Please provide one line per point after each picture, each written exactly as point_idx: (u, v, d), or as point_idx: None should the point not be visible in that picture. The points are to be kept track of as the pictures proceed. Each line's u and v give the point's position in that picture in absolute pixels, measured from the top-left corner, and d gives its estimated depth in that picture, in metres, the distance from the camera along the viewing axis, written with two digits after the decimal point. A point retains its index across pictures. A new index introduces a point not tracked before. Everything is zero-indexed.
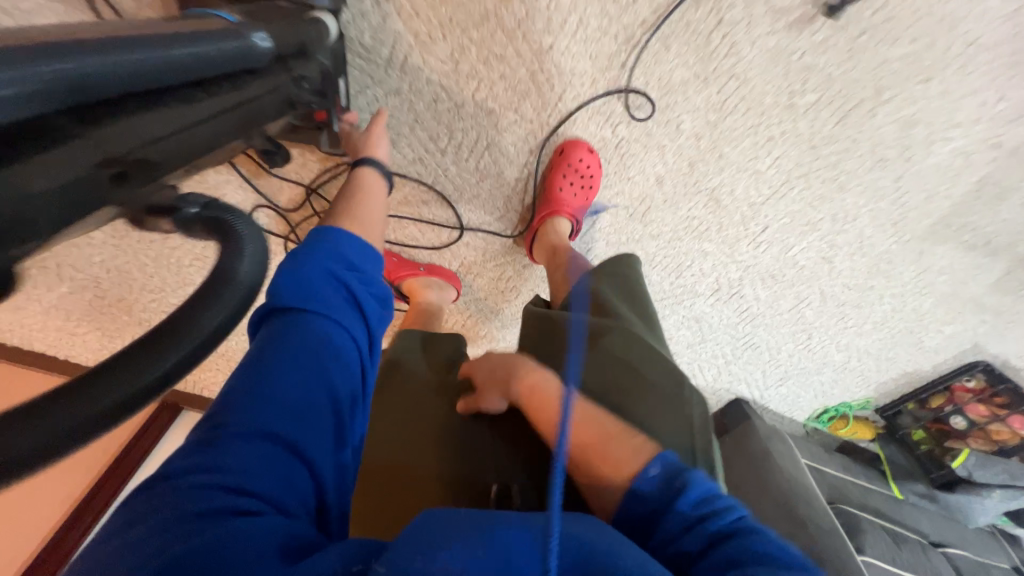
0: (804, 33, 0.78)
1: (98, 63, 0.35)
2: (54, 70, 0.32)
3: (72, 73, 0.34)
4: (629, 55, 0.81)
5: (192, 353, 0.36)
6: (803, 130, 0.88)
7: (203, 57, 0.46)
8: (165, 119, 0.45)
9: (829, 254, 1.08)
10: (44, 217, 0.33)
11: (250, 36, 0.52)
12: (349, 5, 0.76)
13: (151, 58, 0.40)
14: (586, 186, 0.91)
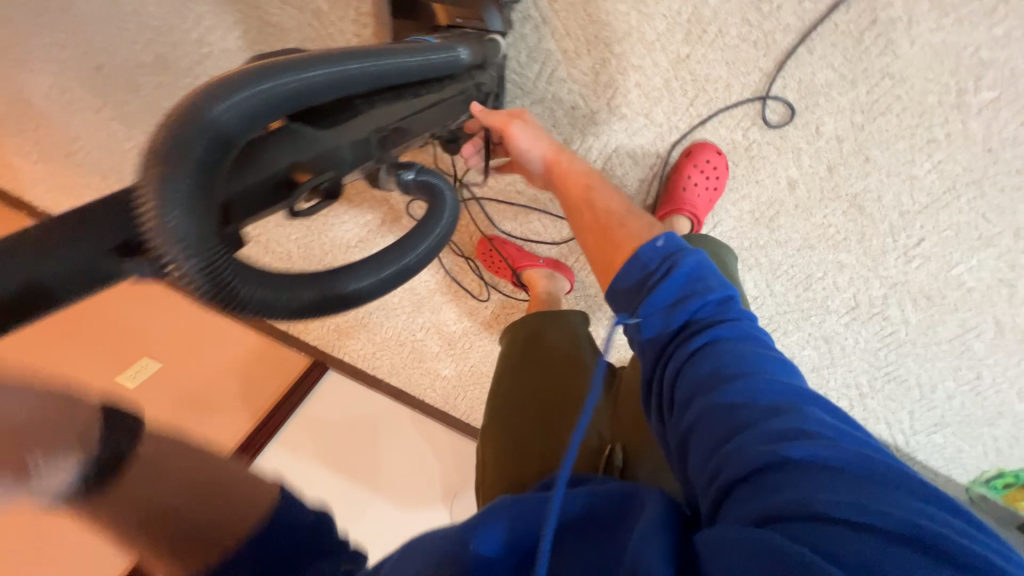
0: (977, 28, 0.74)
1: (381, 62, 0.52)
2: (358, 65, 0.49)
3: (362, 66, 0.49)
4: (767, 59, 0.83)
5: (419, 256, 0.51)
6: (976, 131, 0.80)
7: (429, 59, 0.61)
8: (407, 105, 0.61)
9: (1009, 275, 0.94)
10: (340, 162, 0.49)
11: (459, 50, 0.68)
12: (513, 31, 0.92)
13: (409, 60, 0.57)
14: (711, 187, 0.93)
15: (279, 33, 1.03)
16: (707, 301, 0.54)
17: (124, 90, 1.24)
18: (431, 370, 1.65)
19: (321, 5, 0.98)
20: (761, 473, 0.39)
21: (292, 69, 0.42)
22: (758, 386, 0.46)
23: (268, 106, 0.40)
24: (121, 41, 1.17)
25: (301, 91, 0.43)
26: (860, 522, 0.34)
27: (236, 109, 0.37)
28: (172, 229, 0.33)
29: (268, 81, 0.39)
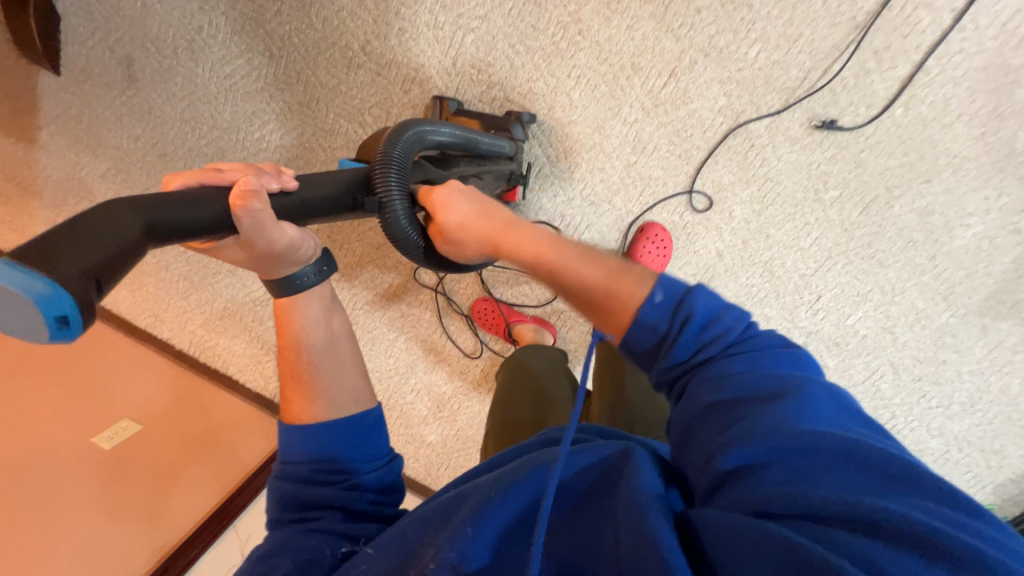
0: (816, 152, 1.12)
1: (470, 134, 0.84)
2: (458, 132, 0.80)
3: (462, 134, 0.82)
4: (689, 166, 1.19)
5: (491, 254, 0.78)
6: (833, 217, 1.16)
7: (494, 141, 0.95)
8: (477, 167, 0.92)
9: (889, 324, 1.22)
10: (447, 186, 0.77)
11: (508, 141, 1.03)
12: None
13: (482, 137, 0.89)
14: (661, 254, 1.22)
15: (329, 136, 1.34)
16: (720, 315, 0.55)
17: (179, 172, 1.47)
18: (417, 435, 1.69)
19: (365, 117, 1.30)
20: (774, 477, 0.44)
21: (432, 126, 0.73)
22: (770, 391, 0.49)
23: (420, 141, 0.69)
24: (187, 136, 1.44)
25: (432, 137, 0.72)
26: (847, 509, 0.40)
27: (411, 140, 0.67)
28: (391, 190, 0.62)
29: (421, 129, 0.70)
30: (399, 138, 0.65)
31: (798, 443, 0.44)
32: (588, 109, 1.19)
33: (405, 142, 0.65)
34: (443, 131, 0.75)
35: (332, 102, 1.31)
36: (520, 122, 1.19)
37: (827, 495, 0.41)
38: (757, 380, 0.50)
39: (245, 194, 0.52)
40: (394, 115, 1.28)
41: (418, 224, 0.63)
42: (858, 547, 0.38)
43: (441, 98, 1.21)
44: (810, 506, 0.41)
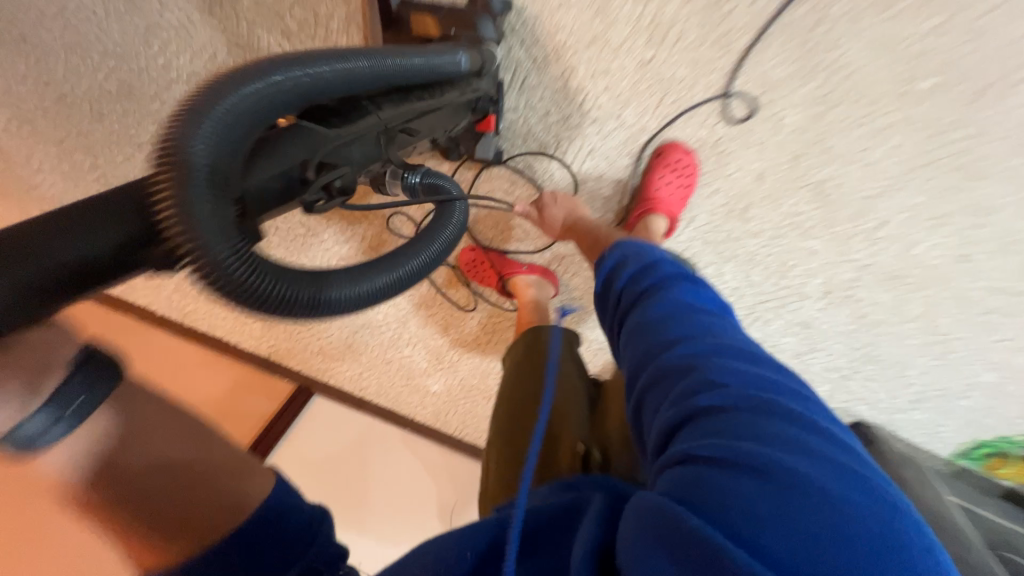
0: (915, 20, 0.80)
1: (389, 63, 0.60)
2: (365, 62, 0.57)
3: (366, 67, 0.56)
4: (728, 58, 0.87)
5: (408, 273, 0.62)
6: (922, 116, 0.86)
7: (432, 59, 0.67)
8: (410, 106, 0.67)
9: (967, 251, 0.98)
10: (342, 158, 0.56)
11: (460, 53, 0.73)
12: None
13: (412, 61, 0.63)
14: (684, 185, 0.96)
15: (248, 54, 1.03)
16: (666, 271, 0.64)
17: (88, 118, 1.21)
18: (420, 386, 1.62)
19: (288, 23, 0.97)
20: (697, 392, 0.46)
21: (292, 67, 0.48)
22: (705, 331, 0.54)
23: (275, 99, 0.47)
24: (81, 70, 1.14)
25: (308, 89, 0.50)
26: (754, 434, 0.42)
27: (241, 109, 0.43)
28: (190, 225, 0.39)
29: (277, 78, 0.46)
30: (222, 103, 0.42)
31: (719, 370, 0.48)
32: None
33: (229, 121, 0.42)
34: (331, 73, 0.52)
35: (241, 5, 0.98)
36: (490, 13, 0.86)
37: (738, 415, 0.43)
38: (693, 319, 0.56)
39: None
40: (324, 16, 0.95)
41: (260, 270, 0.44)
42: (750, 461, 0.39)
43: None
44: (721, 431, 0.42)
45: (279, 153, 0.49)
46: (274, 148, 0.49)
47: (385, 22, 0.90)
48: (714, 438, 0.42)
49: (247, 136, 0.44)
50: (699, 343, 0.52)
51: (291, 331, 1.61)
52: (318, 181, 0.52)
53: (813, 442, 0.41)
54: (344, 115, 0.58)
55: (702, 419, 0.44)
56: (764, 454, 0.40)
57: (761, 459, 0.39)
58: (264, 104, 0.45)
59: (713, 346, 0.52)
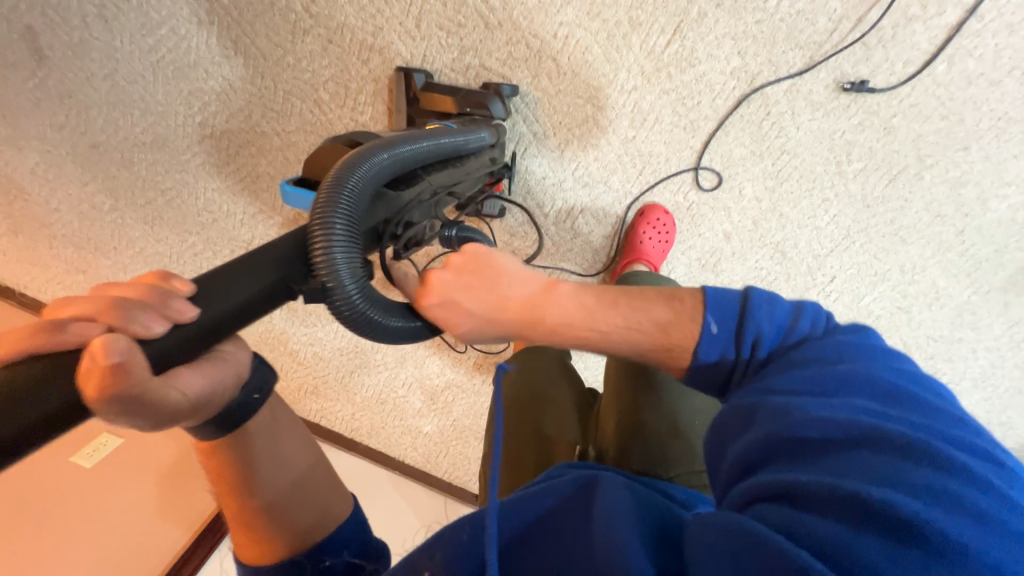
0: (841, 118, 0.97)
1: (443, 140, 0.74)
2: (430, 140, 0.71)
3: (426, 145, 0.68)
4: (696, 139, 1.04)
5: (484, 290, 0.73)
6: (855, 191, 1.03)
7: (467, 138, 0.82)
8: (453, 173, 0.79)
9: (905, 304, 1.13)
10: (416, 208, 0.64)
11: (484, 132, 0.90)
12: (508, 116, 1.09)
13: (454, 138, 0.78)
14: (664, 240, 1.11)
15: (281, 117, 1.16)
16: (784, 317, 0.60)
17: (117, 165, 1.30)
18: (412, 427, 1.64)
19: (321, 94, 1.12)
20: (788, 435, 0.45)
21: (390, 148, 0.60)
22: (829, 377, 0.50)
23: (383, 165, 0.58)
24: (120, 123, 1.25)
25: (401, 155, 0.61)
26: (836, 482, 0.39)
27: (366, 172, 0.54)
28: (336, 264, 0.49)
29: (384, 153, 0.58)
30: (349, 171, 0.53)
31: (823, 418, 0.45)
32: (579, 76, 1.03)
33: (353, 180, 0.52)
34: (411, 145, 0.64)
35: (280, 78, 1.13)
36: (500, 95, 1.03)
37: (834, 467, 0.41)
38: (810, 370, 0.51)
39: (106, 377, 0.35)
40: (354, 90, 1.10)
41: (379, 304, 0.53)
42: (829, 521, 0.36)
43: (405, 73, 1.04)
44: (802, 484, 0.40)
45: (371, 210, 0.57)
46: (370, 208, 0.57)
47: (409, 98, 1.05)
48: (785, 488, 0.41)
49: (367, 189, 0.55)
50: (800, 394, 0.49)
51: (285, 371, 1.64)
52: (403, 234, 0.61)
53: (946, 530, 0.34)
54: (407, 181, 0.67)
55: (784, 463, 0.44)
56: (848, 503, 0.37)
57: (840, 529, 0.35)
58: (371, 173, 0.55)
59: (817, 394, 0.48)
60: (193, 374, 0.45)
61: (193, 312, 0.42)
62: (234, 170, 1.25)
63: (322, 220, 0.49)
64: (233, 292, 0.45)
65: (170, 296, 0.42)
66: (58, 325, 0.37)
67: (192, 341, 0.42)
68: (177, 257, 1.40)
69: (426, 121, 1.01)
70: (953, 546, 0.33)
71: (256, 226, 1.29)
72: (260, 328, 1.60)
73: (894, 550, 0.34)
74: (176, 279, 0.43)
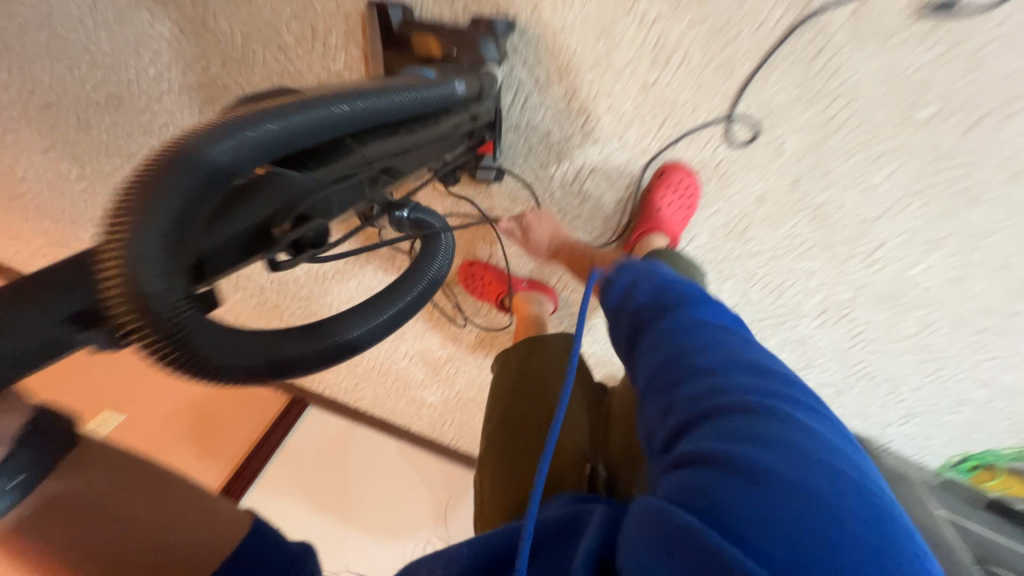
0: (916, 50, 0.79)
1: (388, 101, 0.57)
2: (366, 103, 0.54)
3: (354, 108, 0.52)
4: (731, 83, 0.87)
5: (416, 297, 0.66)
6: (921, 144, 0.86)
7: (427, 94, 0.65)
8: (400, 142, 0.63)
9: (961, 273, 0.99)
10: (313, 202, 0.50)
11: (456, 84, 0.72)
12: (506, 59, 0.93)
13: (408, 97, 0.61)
14: (685, 206, 0.97)
15: (243, 68, 1.01)
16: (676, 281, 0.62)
17: (75, 128, 1.18)
18: (417, 397, 1.61)
19: (285, 37, 0.95)
20: (691, 403, 0.47)
21: (284, 119, 0.43)
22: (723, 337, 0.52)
23: (266, 146, 0.42)
24: (68, 79, 1.11)
25: (302, 129, 0.45)
26: (749, 452, 0.40)
27: (231, 155, 0.38)
28: (150, 295, 0.34)
29: (272, 125, 0.42)
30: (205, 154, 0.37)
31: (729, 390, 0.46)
32: (588, 5, 0.84)
33: (203, 169, 0.36)
34: (328, 113, 0.48)
35: (235, 18, 0.96)
36: (494, 34, 0.86)
37: (746, 430, 0.42)
38: (706, 334, 0.53)
39: None
40: (322, 32, 0.93)
41: (222, 347, 0.40)
42: (748, 508, 0.37)
43: (379, 8, 0.86)
44: (726, 456, 0.40)
45: (223, 208, 0.42)
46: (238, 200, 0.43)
47: (386, 42, 0.89)
48: (711, 460, 0.40)
49: (225, 182, 0.39)
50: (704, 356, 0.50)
51: None
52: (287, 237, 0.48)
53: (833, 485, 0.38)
54: (325, 156, 0.52)
55: (704, 431, 0.43)
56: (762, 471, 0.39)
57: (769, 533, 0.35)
58: (240, 159, 0.39)
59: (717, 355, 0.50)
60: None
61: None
62: None
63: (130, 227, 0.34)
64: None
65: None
66: None
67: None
68: None
69: (405, 68, 0.85)
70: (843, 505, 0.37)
71: None
72: (253, 300, 1.53)
73: (804, 515, 0.36)
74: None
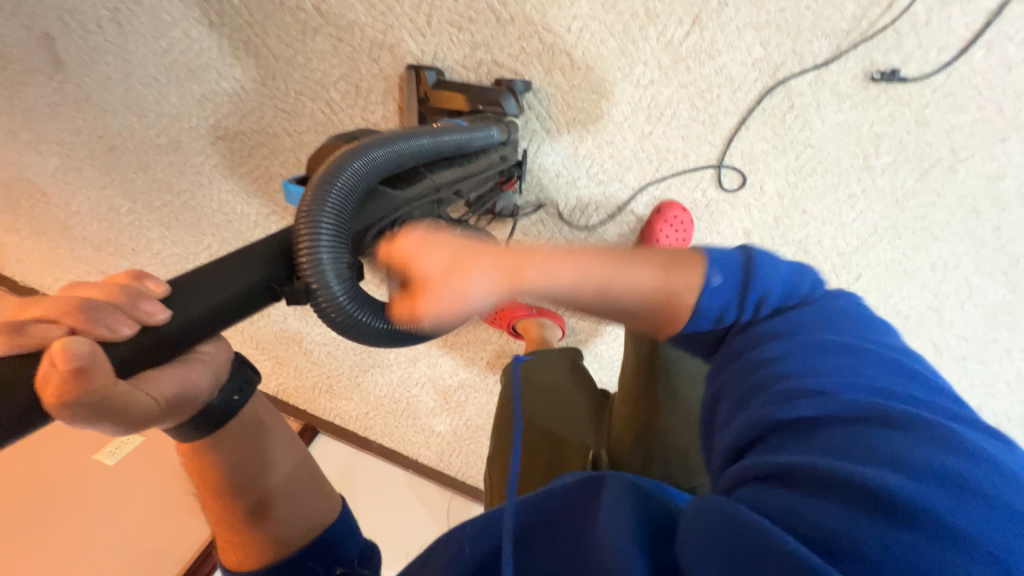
0: (870, 109, 0.93)
1: (449, 138, 0.73)
2: (435, 139, 0.70)
3: (432, 142, 0.68)
4: (716, 134, 1.01)
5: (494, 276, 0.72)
6: (883, 186, 0.99)
7: (474, 136, 0.81)
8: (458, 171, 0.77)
9: (936, 303, 1.08)
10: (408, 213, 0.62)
11: (493, 129, 0.89)
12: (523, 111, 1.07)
13: (462, 137, 0.77)
14: (681, 236, 1.07)
15: (293, 118, 1.16)
16: (773, 292, 0.52)
17: (134, 168, 1.32)
18: (425, 426, 1.64)
19: (332, 93, 1.11)
20: (788, 408, 0.41)
21: (387, 145, 0.59)
22: (821, 338, 0.46)
23: (381, 162, 0.57)
24: (136, 126, 1.26)
25: (397, 156, 0.60)
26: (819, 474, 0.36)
27: (369, 160, 0.55)
28: (320, 263, 0.48)
29: (385, 148, 0.58)
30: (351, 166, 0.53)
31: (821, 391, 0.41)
32: (593, 71, 1.00)
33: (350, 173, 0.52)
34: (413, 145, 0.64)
35: (291, 78, 1.12)
36: (513, 92, 1.00)
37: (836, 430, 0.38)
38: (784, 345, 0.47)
39: (67, 380, 0.35)
40: (365, 89, 1.09)
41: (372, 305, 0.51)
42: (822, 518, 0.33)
43: (417, 71, 1.02)
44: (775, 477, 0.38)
45: (364, 210, 0.56)
46: (368, 202, 0.57)
47: (420, 97, 1.04)
48: (771, 487, 0.37)
49: (364, 184, 0.54)
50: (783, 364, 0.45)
51: (300, 370, 1.66)
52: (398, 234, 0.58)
53: (958, 465, 0.33)
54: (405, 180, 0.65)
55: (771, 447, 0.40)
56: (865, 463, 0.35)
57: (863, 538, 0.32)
58: (370, 169, 0.55)
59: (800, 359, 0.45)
60: (155, 380, 0.44)
61: (165, 312, 0.41)
62: (247, 171, 1.25)
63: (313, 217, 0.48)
64: (211, 293, 0.44)
65: (140, 297, 0.41)
66: (17, 326, 0.36)
67: (159, 342, 0.42)
68: (192, 258, 1.42)
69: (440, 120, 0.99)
70: (969, 484, 0.33)
71: (270, 227, 1.30)
72: (275, 328, 1.62)
73: (932, 494, 0.32)
74: (149, 280, 0.43)
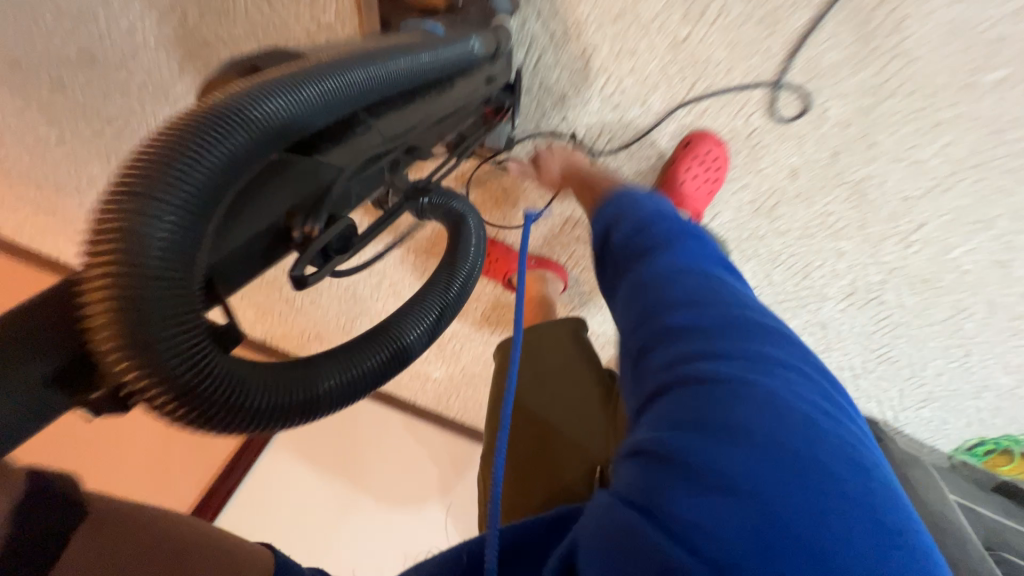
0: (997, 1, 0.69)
1: (399, 60, 0.52)
2: (376, 67, 0.49)
3: (367, 76, 0.47)
4: (773, 39, 0.78)
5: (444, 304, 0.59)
6: (982, 112, 0.77)
7: (442, 54, 0.59)
8: (421, 110, 0.57)
9: (1006, 257, 0.91)
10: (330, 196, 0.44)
11: (472, 41, 0.66)
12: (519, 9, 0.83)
13: (422, 57, 0.55)
14: (711, 179, 0.88)
15: (224, 19, 0.90)
16: (644, 217, 0.59)
17: (48, 87, 1.09)
18: (421, 373, 1.59)
19: None
20: (675, 365, 0.45)
21: (279, 99, 0.39)
22: (688, 273, 0.51)
23: (264, 134, 0.38)
24: (35, 31, 1.01)
25: (304, 110, 0.40)
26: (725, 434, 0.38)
27: (230, 144, 0.35)
28: (144, 338, 0.31)
29: (274, 104, 0.38)
30: (193, 160, 0.34)
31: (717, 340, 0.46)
32: None
33: (193, 170, 0.33)
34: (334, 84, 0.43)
35: None
36: None
37: (728, 375, 0.42)
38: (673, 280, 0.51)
39: None
40: None
41: (234, 393, 0.37)
42: (730, 478, 0.36)
43: None
44: (686, 438, 0.39)
45: (254, 209, 0.38)
46: (260, 189, 0.39)
47: None
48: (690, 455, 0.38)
49: (225, 183, 0.35)
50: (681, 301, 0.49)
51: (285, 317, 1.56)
52: (318, 240, 0.41)
53: (803, 411, 0.40)
54: (337, 136, 0.46)
55: (675, 400, 0.43)
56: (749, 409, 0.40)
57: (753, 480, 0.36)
58: (232, 157, 0.35)
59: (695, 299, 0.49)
60: None
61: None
62: (182, 92, 1.02)
63: (126, 261, 0.31)
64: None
65: None
66: None
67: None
68: None
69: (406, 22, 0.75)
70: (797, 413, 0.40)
71: None
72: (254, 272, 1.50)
73: (782, 436, 0.38)
74: None
